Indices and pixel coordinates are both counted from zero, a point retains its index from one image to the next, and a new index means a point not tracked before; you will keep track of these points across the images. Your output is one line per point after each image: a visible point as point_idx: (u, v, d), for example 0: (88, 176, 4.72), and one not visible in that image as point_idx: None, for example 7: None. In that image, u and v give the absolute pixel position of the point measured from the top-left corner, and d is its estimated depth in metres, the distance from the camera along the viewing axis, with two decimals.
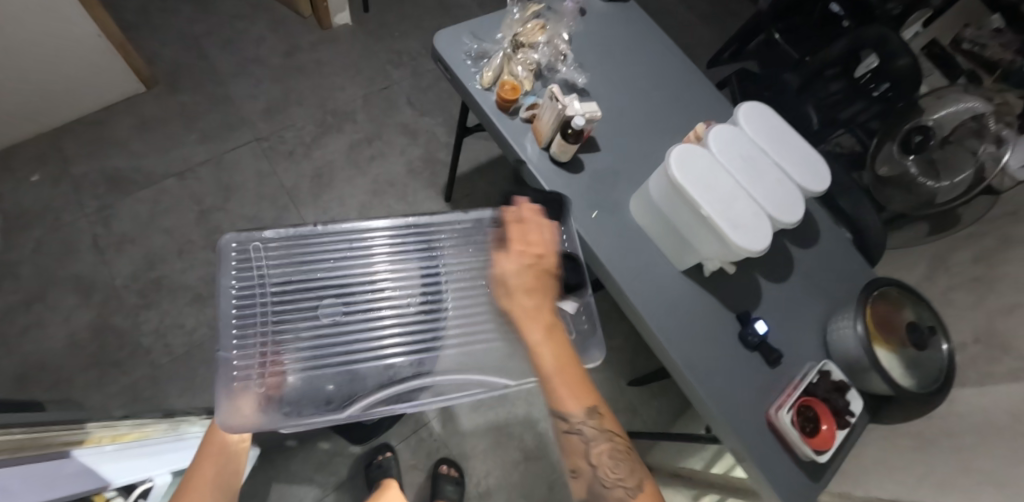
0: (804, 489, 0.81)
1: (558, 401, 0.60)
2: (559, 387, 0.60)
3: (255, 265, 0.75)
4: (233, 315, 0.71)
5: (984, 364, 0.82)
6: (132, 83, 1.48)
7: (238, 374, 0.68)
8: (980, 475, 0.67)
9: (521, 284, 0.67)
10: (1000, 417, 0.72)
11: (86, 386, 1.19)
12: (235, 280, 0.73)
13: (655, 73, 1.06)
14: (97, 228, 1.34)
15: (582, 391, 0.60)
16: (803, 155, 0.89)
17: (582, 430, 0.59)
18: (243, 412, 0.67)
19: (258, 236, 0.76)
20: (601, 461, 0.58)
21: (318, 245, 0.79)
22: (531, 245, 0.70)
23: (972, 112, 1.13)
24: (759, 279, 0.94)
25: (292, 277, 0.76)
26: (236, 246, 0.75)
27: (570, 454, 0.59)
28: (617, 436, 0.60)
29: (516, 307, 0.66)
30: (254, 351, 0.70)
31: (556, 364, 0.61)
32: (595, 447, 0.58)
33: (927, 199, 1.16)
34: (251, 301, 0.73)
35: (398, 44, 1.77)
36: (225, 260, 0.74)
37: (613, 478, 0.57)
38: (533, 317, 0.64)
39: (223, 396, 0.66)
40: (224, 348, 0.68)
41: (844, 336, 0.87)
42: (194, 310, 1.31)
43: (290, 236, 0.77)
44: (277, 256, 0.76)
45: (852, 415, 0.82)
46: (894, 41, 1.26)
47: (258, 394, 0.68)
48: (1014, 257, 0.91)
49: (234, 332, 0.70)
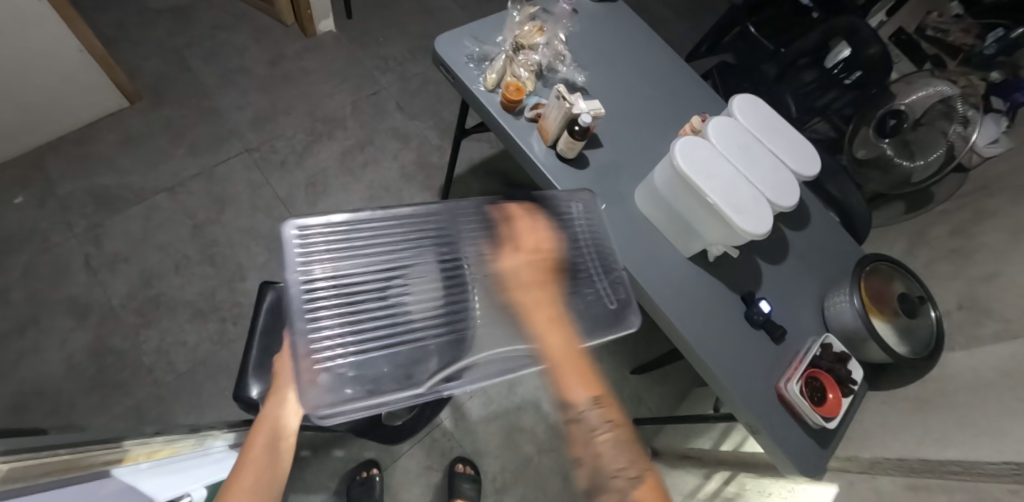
0: (816, 455, 0.86)
1: (561, 386, 0.65)
2: (564, 372, 0.66)
3: (323, 248, 0.64)
4: (305, 300, 0.61)
5: (968, 328, 0.88)
6: (115, 98, 1.45)
7: (321, 362, 0.61)
8: (977, 428, 0.72)
9: (520, 278, 0.74)
10: (991, 376, 0.78)
11: (89, 410, 1.15)
12: (300, 262, 0.62)
13: (649, 70, 1.10)
14: (88, 248, 1.31)
15: (580, 378, 0.66)
16: (795, 142, 0.94)
17: (586, 417, 0.63)
18: (331, 404, 0.60)
19: (323, 216, 0.65)
20: (604, 450, 0.61)
21: (379, 226, 0.70)
22: (530, 243, 0.76)
23: (941, 96, 1.18)
24: (759, 260, 0.99)
25: (365, 259, 0.67)
26: (298, 229, 0.63)
27: (575, 444, 0.63)
28: (619, 425, 0.63)
29: (520, 303, 0.72)
30: (334, 340, 0.62)
31: (560, 351, 0.68)
32: (598, 435, 0.62)
33: (903, 179, 1.22)
34: (322, 285, 0.63)
35: (384, 49, 1.77)
36: (287, 240, 0.62)
37: (615, 468, 0.59)
38: (535, 308, 0.72)
39: (309, 388, 0.59)
40: (302, 337, 0.60)
41: (841, 310, 0.93)
42: (195, 326, 1.29)
43: (356, 216, 0.67)
44: (344, 237, 0.66)
45: (854, 383, 0.87)
46: (864, 29, 1.33)
47: (336, 380, 0.61)
48: (989, 230, 0.98)
49: (308, 319, 0.61)
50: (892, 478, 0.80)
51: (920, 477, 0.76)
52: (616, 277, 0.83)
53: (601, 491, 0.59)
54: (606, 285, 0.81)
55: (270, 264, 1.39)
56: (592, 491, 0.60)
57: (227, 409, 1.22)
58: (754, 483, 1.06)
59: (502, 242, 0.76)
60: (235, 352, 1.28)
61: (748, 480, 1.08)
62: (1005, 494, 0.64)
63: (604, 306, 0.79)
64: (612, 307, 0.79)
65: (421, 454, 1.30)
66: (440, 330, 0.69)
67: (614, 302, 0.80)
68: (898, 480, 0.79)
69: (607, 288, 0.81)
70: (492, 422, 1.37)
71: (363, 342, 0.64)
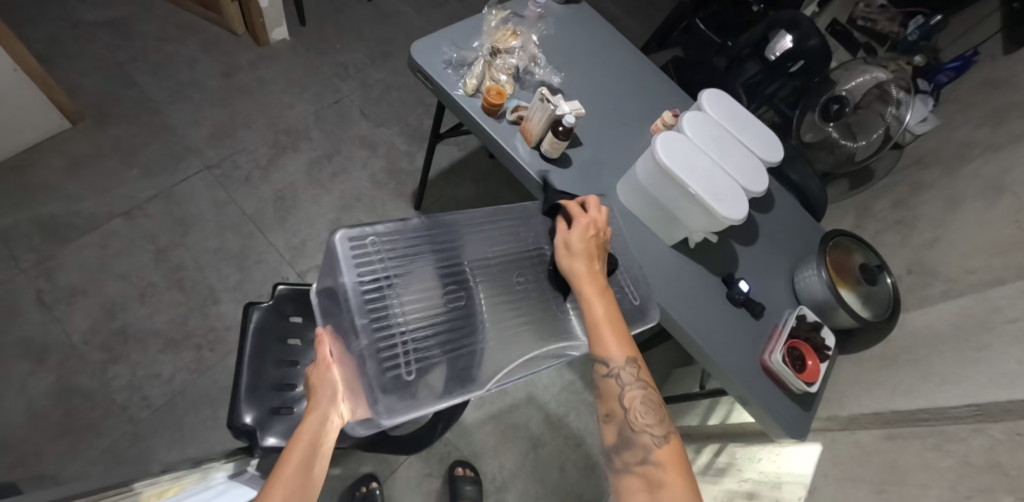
0: (801, 418, 0.93)
1: (601, 346, 0.65)
2: (604, 333, 0.65)
3: (375, 259, 0.67)
4: (365, 309, 0.64)
5: (919, 290, 0.98)
6: (56, 119, 1.36)
7: (385, 367, 0.63)
8: (940, 378, 0.81)
9: (584, 249, 0.71)
10: (944, 329, 0.88)
11: (58, 457, 1.07)
12: (357, 273, 0.65)
13: (617, 68, 1.14)
14: (40, 283, 1.22)
15: (623, 342, 0.65)
16: (759, 132, 1.01)
17: (620, 373, 0.63)
18: (397, 407, 0.62)
19: (371, 229, 0.68)
20: (632, 405, 0.62)
21: (418, 237, 0.73)
22: (593, 219, 0.74)
23: (876, 81, 1.27)
24: (734, 243, 1.06)
25: (413, 267, 0.71)
26: (352, 243, 0.66)
27: (607, 398, 0.64)
28: (650, 386, 0.64)
29: (577, 268, 0.70)
30: (394, 345, 0.65)
31: (605, 315, 0.66)
32: (628, 391, 0.63)
33: (847, 158, 1.29)
34: (377, 294, 0.66)
35: (341, 57, 1.76)
36: (344, 252, 0.64)
37: (642, 423, 0.61)
38: (591, 276, 0.69)
39: (376, 392, 0.61)
40: (364, 344, 0.62)
41: (811, 283, 1.00)
42: (169, 357, 1.22)
43: (400, 228, 0.71)
44: (391, 247, 0.69)
45: (829, 349, 0.95)
46: (806, 24, 1.41)
47: (397, 384, 0.63)
48: (926, 199, 1.09)
49: (369, 327, 0.63)
50: (869, 432, 0.88)
51: (895, 427, 0.84)
52: (637, 274, 0.89)
53: (627, 448, 0.60)
54: (628, 282, 0.88)
55: (243, 284, 1.33)
56: (616, 447, 0.61)
57: (213, 439, 1.17)
58: (743, 451, 1.16)
59: (563, 219, 0.76)
60: (215, 379, 1.23)
61: (737, 450, 1.18)
62: (969, 432, 0.72)
63: (627, 302, 0.86)
64: (636, 303, 0.86)
65: (419, 462, 1.29)
66: (480, 332, 0.73)
67: (637, 297, 0.87)
68: (875, 432, 0.87)
69: (630, 285, 0.87)
70: (486, 422, 1.38)
71: (420, 346, 0.67)
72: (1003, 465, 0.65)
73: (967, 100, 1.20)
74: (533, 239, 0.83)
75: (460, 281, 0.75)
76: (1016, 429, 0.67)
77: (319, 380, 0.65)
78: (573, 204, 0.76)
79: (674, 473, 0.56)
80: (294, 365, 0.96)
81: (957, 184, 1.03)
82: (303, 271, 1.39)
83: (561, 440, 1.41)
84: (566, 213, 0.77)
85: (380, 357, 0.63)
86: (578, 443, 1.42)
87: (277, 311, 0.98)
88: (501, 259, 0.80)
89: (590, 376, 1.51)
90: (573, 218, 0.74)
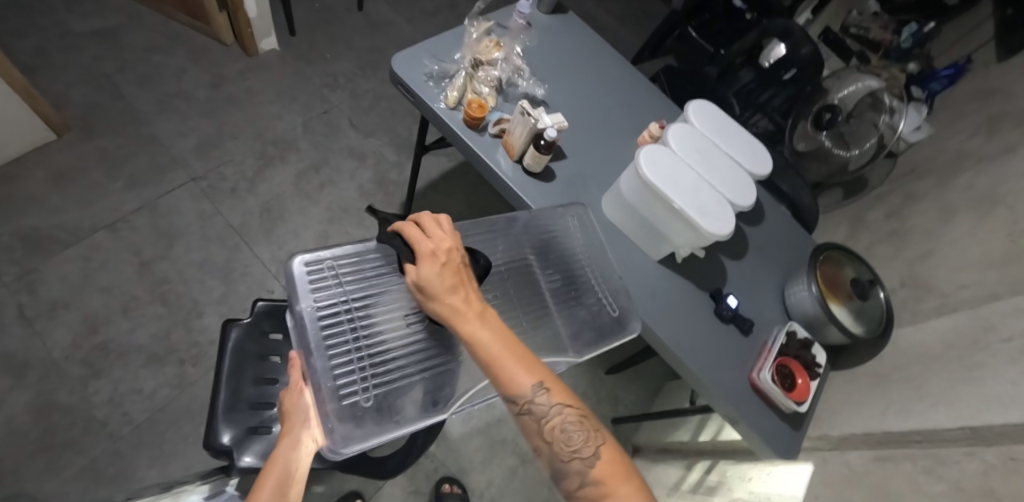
0: (790, 440, 0.90)
1: (505, 384, 0.56)
2: (506, 370, 0.56)
3: (333, 283, 0.65)
4: (322, 334, 0.61)
5: (912, 304, 0.95)
6: (41, 131, 1.35)
7: (343, 394, 0.60)
8: (933, 398, 0.79)
9: (442, 286, 0.59)
10: (936, 345, 0.86)
11: (35, 475, 1.05)
12: (313, 299, 0.62)
13: (603, 78, 1.13)
14: (22, 297, 1.20)
15: (530, 369, 0.57)
16: (747, 145, 0.99)
17: (534, 408, 0.56)
18: (354, 435, 0.58)
19: (330, 253, 0.66)
20: (555, 435, 0.57)
21: (385, 256, 0.71)
22: (436, 243, 0.61)
23: (869, 89, 1.23)
24: (723, 258, 1.04)
25: (377, 288, 0.68)
26: (307, 270, 0.63)
27: (529, 433, 0.58)
28: (569, 406, 0.57)
29: (446, 308, 0.58)
30: (354, 370, 0.62)
31: (497, 349, 0.57)
32: (549, 422, 0.57)
33: (840, 167, 1.25)
34: (337, 319, 0.63)
35: (331, 67, 1.75)
36: (297, 280, 0.62)
37: (569, 451, 0.56)
38: (464, 314, 0.58)
39: (332, 421, 0.58)
40: (322, 370, 0.59)
41: (800, 298, 0.98)
42: (151, 372, 1.20)
43: (362, 250, 0.69)
44: (351, 271, 0.67)
45: (819, 367, 0.93)
46: (796, 31, 1.38)
47: (359, 410, 0.60)
48: (920, 210, 1.06)
49: (327, 352, 0.61)
50: (861, 452, 0.86)
51: (887, 449, 0.82)
52: (616, 286, 0.87)
53: (563, 478, 0.55)
54: (606, 294, 0.85)
55: (227, 298, 1.32)
56: (553, 478, 0.56)
57: (194, 457, 1.14)
58: (734, 470, 1.14)
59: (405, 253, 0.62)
60: (197, 395, 1.21)
61: (728, 468, 1.16)
62: (961, 456, 0.69)
63: (606, 314, 0.83)
64: (615, 315, 0.83)
65: (405, 479, 1.26)
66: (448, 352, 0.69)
67: (615, 309, 0.84)
68: (866, 453, 0.85)
69: (608, 297, 0.85)
70: (474, 438, 1.36)
71: (384, 369, 0.64)
72: (996, 492, 0.62)
73: (960, 109, 1.18)
74: (512, 249, 0.82)
75: None
76: (1010, 454, 0.64)
77: (292, 405, 0.61)
78: (407, 230, 0.62)
79: (615, 485, 0.53)
80: (271, 383, 0.94)
81: (949, 195, 1.01)
82: (289, 284, 1.37)
83: None
84: (404, 239, 0.62)
85: (340, 382, 0.60)
86: None
87: (257, 328, 0.96)
88: None
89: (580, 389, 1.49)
90: (419, 257, 0.60)
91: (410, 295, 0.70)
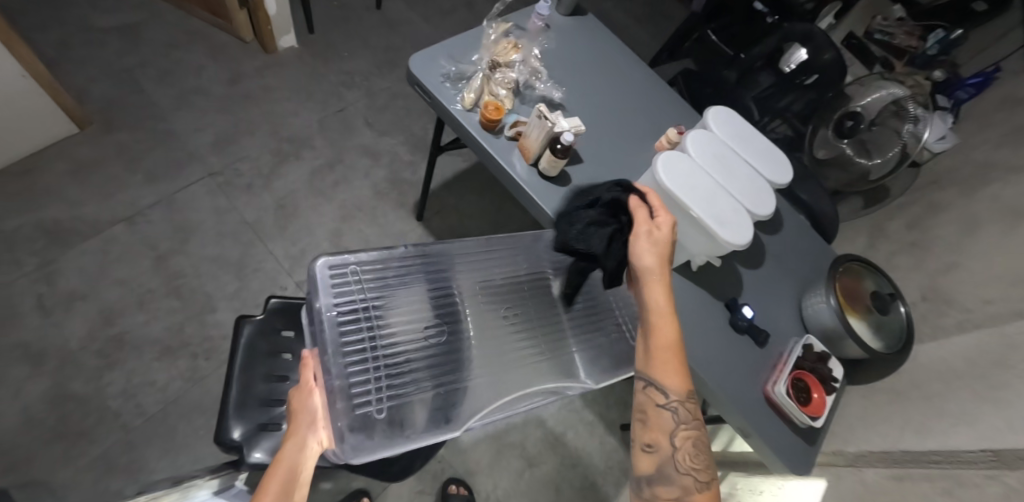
0: (804, 453, 0.89)
1: (659, 372, 0.64)
2: (669, 362, 0.64)
3: (354, 288, 0.64)
4: (341, 341, 0.61)
5: (933, 319, 0.93)
6: (63, 124, 1.37)
7: (357, 403, 0.60)
8: (953, 417, 0.77)
9: (661, 241, 0.70)
10: (957, 363, 0.83)
11: (51, 463, 1.07)
12: (335, 303, 0.62)
13: (623, 82, 1.12)
14: (40, 288, 1.22)
15: (683, 376, 0.64)
16: (767, 153, 0.97)
17: (675, 409, 0.62)
18: (365, 446, 0.59)
19: (353, 256, 0.65)
20: (682, 445, 0.61)
21: (405, 265, 0.71)
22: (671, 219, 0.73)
23: (893, 97, 1.18)
24: (738, 267, 1.02)
25: (396, 297, 0.68)
26: (332, 273, 0.63)
27: (653, 427, 0.62)
28: (699, 426, 0.63)
29: (650, 276, 0.68)
30: (369, 379, 0.62)
31: (671, 340, 0.66)
32: (678, 429, 0.62)
33: (861, 176, 1.23)
34: (356, 326, 0.63)
35: (348, 65, 1.76)
36: (321, 281, 0.61)
37: (688, 466, 0.60)
38: (660, 287, 0.68)
39: (344, 431, 0.57)
40: (339, 378, 0.59)
41: (818, 309, 0.95)
42: (164, 364, 1.21)
43: (385, 256, 0.68)
44: (373, 277, 0.67)
45: (836, 381, 0.91)
46: (819, 36, 1.33)
47: (371, 421, 0.60)
48: (942, 222, 1.04)
49: (345, 360, 0.60)
50: (877, 470, 0.84)
51: (904, 467, 0.80)
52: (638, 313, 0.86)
53: (663, 484, 0.59)
54: (627, 318, 0.84)
55: (240, 293, 1.33)
56: (652, 478, 0.60)
57: (204, 451, 1.15)
58: (745, 482, 1.14)
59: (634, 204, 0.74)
60: (209, 389, 1.21)
61: (739, 480, 1.16)
62: (983, 478, 0.67)
63: (624, 342, 0.82)
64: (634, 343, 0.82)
65: (413, 479, 1.26)
66: (459, 367, 0.70)
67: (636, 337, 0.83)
68: (883, 471, 0.83)
69: (629, 323, 0.84)
70: (481, 439, 1.35)
71: (397, 381, 0.64)
72: None
73: (987, 119, 1.15)
74: (531, 266, 0.83)
75: (446, 312, 0.73)
76: None
77: (300, 406, 0.59)
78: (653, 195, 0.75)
79: None
80: (282, 380, 0.94)
81: (975, 207, 0.98)
82: (301, 281, 1.38)
83: (558, 459, 1.38)
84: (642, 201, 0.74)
85: (355, 392, 0.60)
86: (576, 462, 1.38)
87: (269, 326, 0.96)
88: (493, 287, 0.79)
89: (589, 394, 1.48)
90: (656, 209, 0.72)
91: (426, 307, 0.71)
